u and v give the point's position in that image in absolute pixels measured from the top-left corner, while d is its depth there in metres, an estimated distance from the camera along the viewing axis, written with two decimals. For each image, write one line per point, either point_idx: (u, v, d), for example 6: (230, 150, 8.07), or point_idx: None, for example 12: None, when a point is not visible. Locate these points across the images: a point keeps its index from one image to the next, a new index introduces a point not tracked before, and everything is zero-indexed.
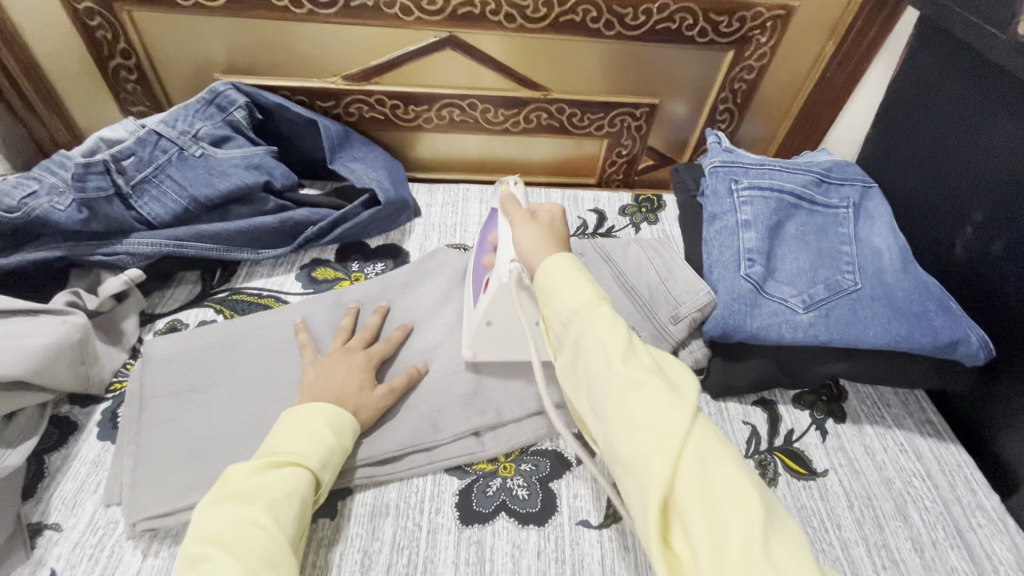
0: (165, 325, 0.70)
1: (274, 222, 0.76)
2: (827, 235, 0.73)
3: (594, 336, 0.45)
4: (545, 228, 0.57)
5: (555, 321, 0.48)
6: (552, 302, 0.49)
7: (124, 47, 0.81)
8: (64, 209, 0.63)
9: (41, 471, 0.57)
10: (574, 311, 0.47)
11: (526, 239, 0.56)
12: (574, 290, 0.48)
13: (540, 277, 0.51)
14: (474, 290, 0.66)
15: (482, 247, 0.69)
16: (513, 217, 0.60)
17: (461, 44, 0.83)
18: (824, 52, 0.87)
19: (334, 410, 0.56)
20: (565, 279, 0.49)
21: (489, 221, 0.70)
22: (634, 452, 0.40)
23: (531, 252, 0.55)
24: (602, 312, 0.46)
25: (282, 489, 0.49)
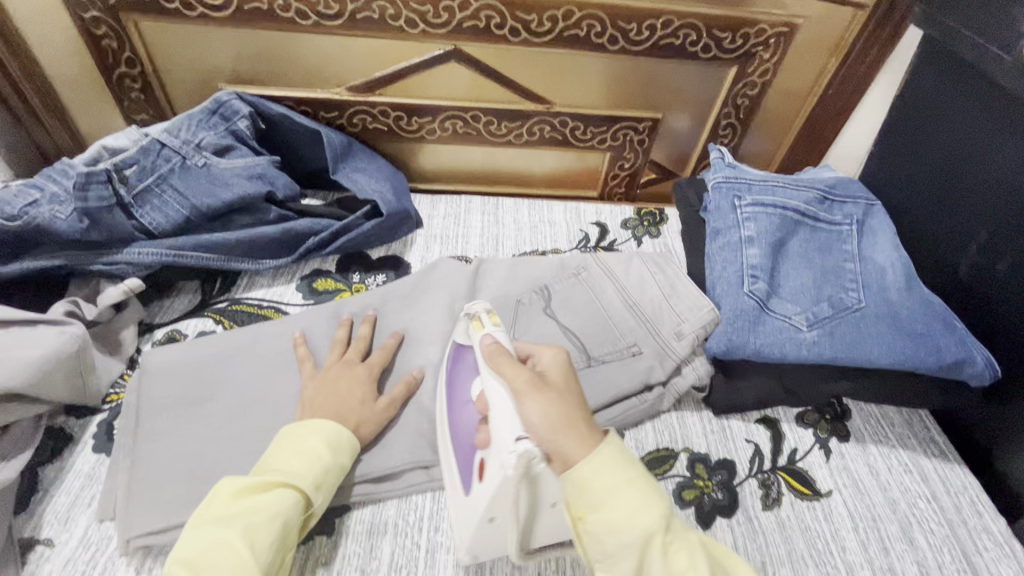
0: (163, 335, 0.70)
1: (275, 233, 0.76)
2: (831, 253, 0.73)
3: (667, 567, 0.41)
4: (558, 395, 0.48)
5: (609, 544, 0.42)
6: (600, 518, 0.43)
7: (130, 56, 0.81)
8: (65, 218, 0.63)
9: (34, 485, 0.56)
10: (638, 540, 0.42)
11: (534, 409, 0.46)
12: (634, 509, 0.42)
13: (571, 480, 0.44)
14: (461, 471, 0.54)
15: (459, 408, 0.57)
16: (510, 380, 0.49)
17: (466, 57, 0.83)
18: (827, 69, 0.87)
19: (335, 430, 0.55)
20: (614, 484, 0.43)
21: (457, 359, 0.61)
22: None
23: (549, 431, 0.45)
24: (669, 535, 0.42)
25: (266, 510, 0.48)
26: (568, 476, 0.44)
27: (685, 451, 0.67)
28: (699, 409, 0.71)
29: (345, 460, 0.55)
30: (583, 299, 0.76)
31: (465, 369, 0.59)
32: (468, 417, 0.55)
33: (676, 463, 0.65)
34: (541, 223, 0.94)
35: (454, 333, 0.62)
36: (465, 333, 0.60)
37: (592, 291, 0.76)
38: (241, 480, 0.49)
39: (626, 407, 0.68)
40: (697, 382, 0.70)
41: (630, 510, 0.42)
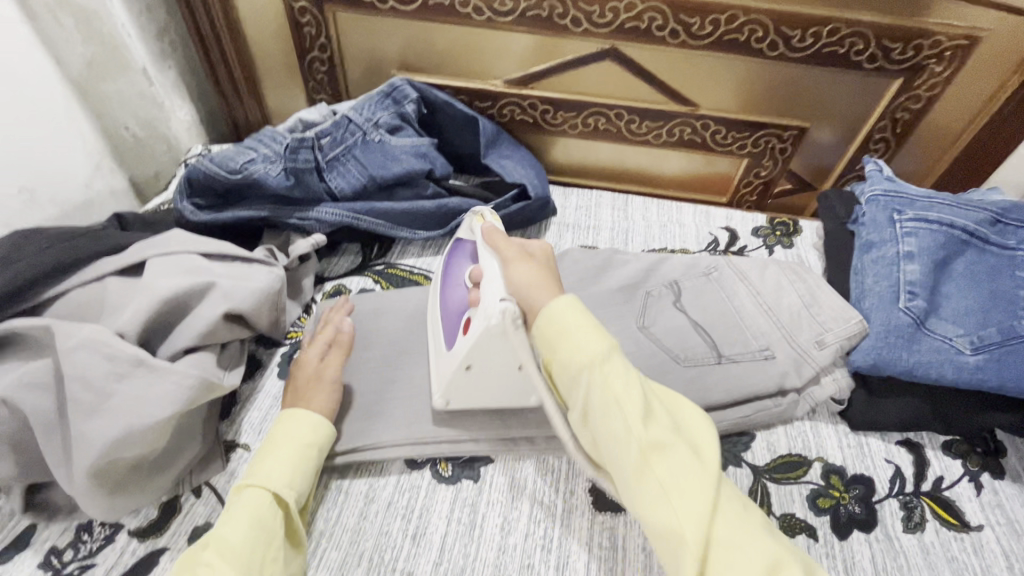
0: (332, 288, 0.79)
1: (432, 207, 0.83)
2: (1003, 277, 0.68)
3: (610, 391, 0.47)
4: (542, 267, 0.57)
5: (565, 366, 0.49)
6: (560, 357, 0.49)
7: (323, 42, 0.92)
8: (276, 176, 0.73)
9: (234, 398, 0.66)
10: (589, 363, 0.48)
11: (520, 272, 0.55)
12: (585, 343, 0.49)
13: (541, 324, 0.51)
14: (448, 334, 0.62)
15: (451, 284, 0.66)
16: (503, 253, 0.58)
17: (621, 56, 0.86)
18: (1006, 87, 0.81)
19: (292, 420, 0.57)
20: (571, 326, 0.50)
21: (454, 250, 0.68)
22: (667, 506, 0.43)
23: (525, 289, 0.54)
24: (614, 365, 0.48)
25: (232, 515, 0.49)
26: (542, 315, 0.51)
27: (819, 460, 0.66)
28: (833, 421, 0.69)
29: (310, 439, 0.56)
30: (714, 299, 0.76)
31: (461, 257, 0.67)
32: (457, 292, 0.64)
33: (810, 470, 0.65)
34: (670, 222, 0.95)
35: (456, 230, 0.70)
36: (465, 228, 0.67)
37: (724, 292, 0.77)
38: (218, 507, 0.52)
39: (759, 407, 0.68)
40: (837, 393, 0.68)
41: (583, 345, 0.48)
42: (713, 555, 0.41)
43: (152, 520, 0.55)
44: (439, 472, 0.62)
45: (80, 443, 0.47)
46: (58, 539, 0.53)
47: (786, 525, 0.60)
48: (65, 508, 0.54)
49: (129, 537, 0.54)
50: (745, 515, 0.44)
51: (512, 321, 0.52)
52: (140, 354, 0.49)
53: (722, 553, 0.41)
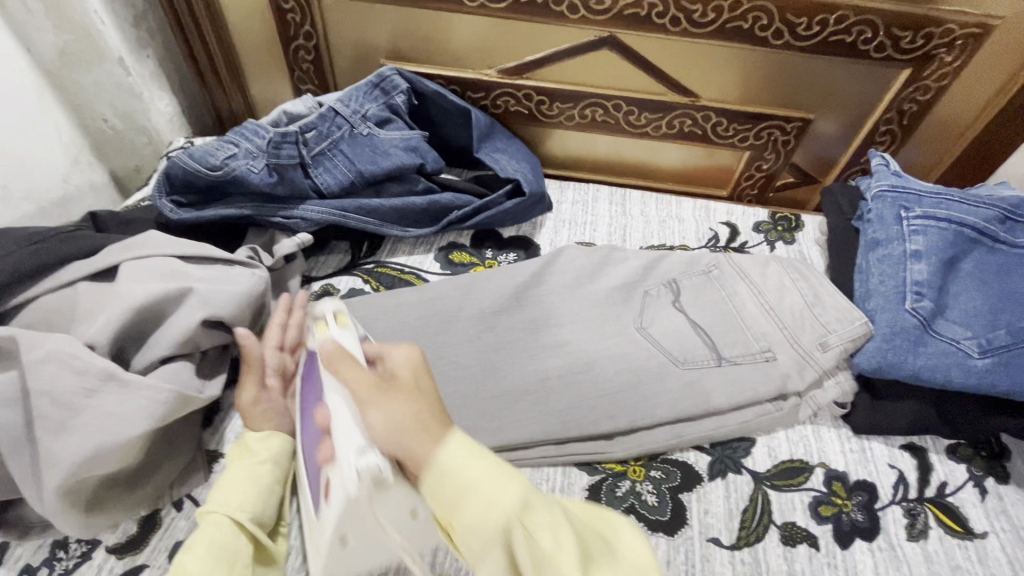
0: (319, 288, 0.76)
1: (422, 204, 0.80)
2: (1012, 277, 0.66)
3: (544, 550, 0.35)
4: (405, 393, 0.43)
5: (474, 531, 0.35)
6: (462, 517, 0.35)
7: (308, 30, 0.88)
8: (258, 172, 0.70)
9: (217, 405, 0.63)
10: (505, 526, 0.35)
11: (380, 415, 0.41)
12: (492, 499, 0.35)
13: (434, 476, 0.37)
14: (313, 492, 0.49)
15: (308, 422, 0.53)
16: (355, 385, 0.45)
17: (619, 45, 0.83)
18: (1017, 77, 0.79)
19: (244, 438, 0.55)
20: (471, 473, 0.36)
21: (309, 369, 0.56)
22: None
23: (391, 437, 0.40)
24: (536, 516, 0.35)
25: (186, 545, 0.47)
26: (428, 469, 0.37)
27: (821, 466, 0.64)
28: (835, 425, 0.68)
29: (264, 454, 0.54)
30: (715, 299, 0.74)
31: (314, 380, 0.54)
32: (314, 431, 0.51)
33: (812, 477, 0.63)
34: (669, 218, 0.93)
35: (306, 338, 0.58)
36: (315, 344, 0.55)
37: (725, 292, 0.74)
38: None
39: (759, 412, 0.66)
40: (839, 397, 0.66)
41: (493, 497, 0.35)
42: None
43: (131, 535, 0.53)
44: None
45: (48, 463, 0.45)
46: (33, 556, 0.52)
47: (787, 534, 0.58)
48: (38, 525, 0.52)
49: (107, 554, 0.52)
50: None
51: (371, 481, 0.40)
52: (110, 367, 0.47)
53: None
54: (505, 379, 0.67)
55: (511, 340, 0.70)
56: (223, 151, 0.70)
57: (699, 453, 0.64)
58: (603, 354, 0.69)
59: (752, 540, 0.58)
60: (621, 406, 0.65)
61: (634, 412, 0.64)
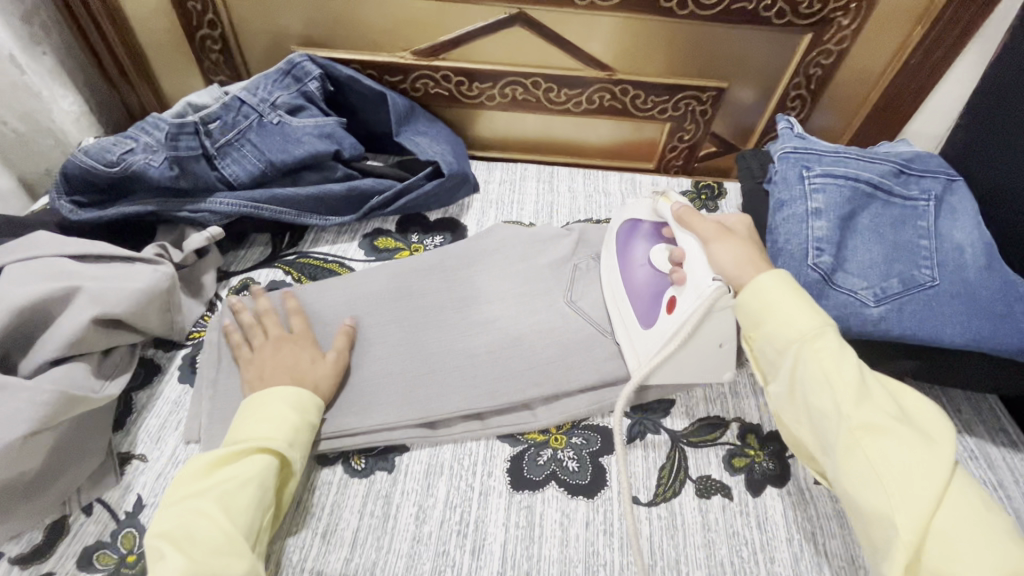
0: (238, 282, 0.75)
1: (341, 190, 0.79)
2: (905, 228, 0.69)
3: (824, 371, 0.46)
4: (743, 241, 0.57)
5: (775, 344, 0.49)
6: (768, 329, 0.50)
7: (212, 18, 0.85)
8: (157, 165, 0.68)
9: (129, 407, 0.62)
10: (801, 338, 0.48)
11: (723, 252, 0.56)
12: (796, 319, 0.49)
13: (748, 295, 0.52)
14: (645, 310, 0.64)
15: (632, 265, 0.68)
16: (700, 231, 0.60)
17: (531, 21, 0.83)
18: (910, 40, 0.82)
19: (290, 391, 0.56)
20: (782, 304, 0.50)
21: (631, 232, 0.70)
22: (874, 493, 0.42)
23: (736, 264, 0.55)
24: (828, 346, 0.47)
25: (241, 475, 0.49)
26: (750, 288, 0.52)
27: (737, 420, 0.66)
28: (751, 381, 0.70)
29: (312, 419, 0.57)
30: None
31: (641, 239, 0.68)
32: (645, 272, 0.66)
33: (726, 432, 0.65)
34: (596, 192, 0.94)
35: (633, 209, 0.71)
36: (648, 210, 0.69)
37: None
38: (212, 453, 0.51)
39: None
40: None
41: (791, 322, 0.49)
42: (937, 544, 0.39)
43: (36, 544, 0.52)
44: (352, 466, 0.60)
45: None
46: None
47: (702, 487, 0.60)
48: None
49: (9, 565, 0.51)
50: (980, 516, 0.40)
51: (718, 298, 0.55)
52: None
53: (944, 539, 0.39)
54: (429, 356, 0.66)
55: (433, 319, 0.70)
56: (116, 150, 0.67)
57: (620, 417, 0.66)
58: (530, 329, 0.69)
59: (669, 495, 0.59)
60: (545, 374, 0.65)
61: (559, 380, 0.65)
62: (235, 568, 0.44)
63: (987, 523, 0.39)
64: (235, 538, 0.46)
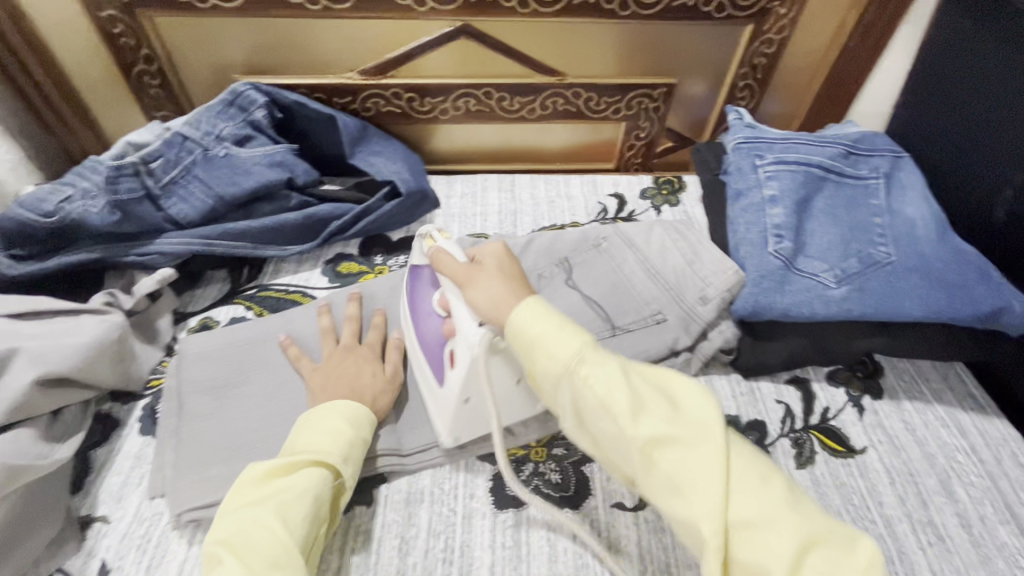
0: (197, 323, 0.72)
1: (298, 219, 0.77)
2: (858, 208, 0.71)
3: (597, 395, 0.45)
4: (506, 276, 0.53)
5: (546, 375, 0.47)
6: (539, 369, 0.47)
7: (146, 53, 0.82)
8: (98, 212, 0.65)
9: (87, 467, 0.59)
10: (565, 372, 0.46)
11: (484, 291, 0.51)
12: (555, 352, 0.46)
13: (510, 337, 0.49)
14: (435, 369, 0.58)
15: (421, 317, 0.61)
16: (458, 275, 0.54)
17: (476, 33, 0.83)
18: (847, 21, 0.84)
19: (351, 407, 0.55)
20: (539, 335, 0.47)
21: (416, 279, 0.64)
22: (679, 504, 0.41)
23: (492, 304, 0.50)
24: (591, 367, 0.46)
25: (295, 490, 0.48)
26: (509, 329, 0.49)
27: None
28: (726, 372, 0.70)
29: (367, 434, 0.55)
30: (604, 273, 0.74)
31: (426, 286, 0.62)
32: (431, 322, 0.60)
33: None
34: (558, 198, 0.93)
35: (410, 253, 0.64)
36: (419, 253, 0.62)
37: (612, 263, 0.75)
38: (266, 463, 0.50)
39: None
40: (724, 345, 0.69)
41: (555, 357, 0.46)
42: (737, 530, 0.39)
43: None
44: None
45: None
46: None
47: None
48: None
49: None
50: (761, 480, 0.41)
51: (489, 344, 0.51)
52: None
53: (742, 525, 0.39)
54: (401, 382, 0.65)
55: None
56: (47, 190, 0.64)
57: None
58: None
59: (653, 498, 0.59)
60: None
61: None
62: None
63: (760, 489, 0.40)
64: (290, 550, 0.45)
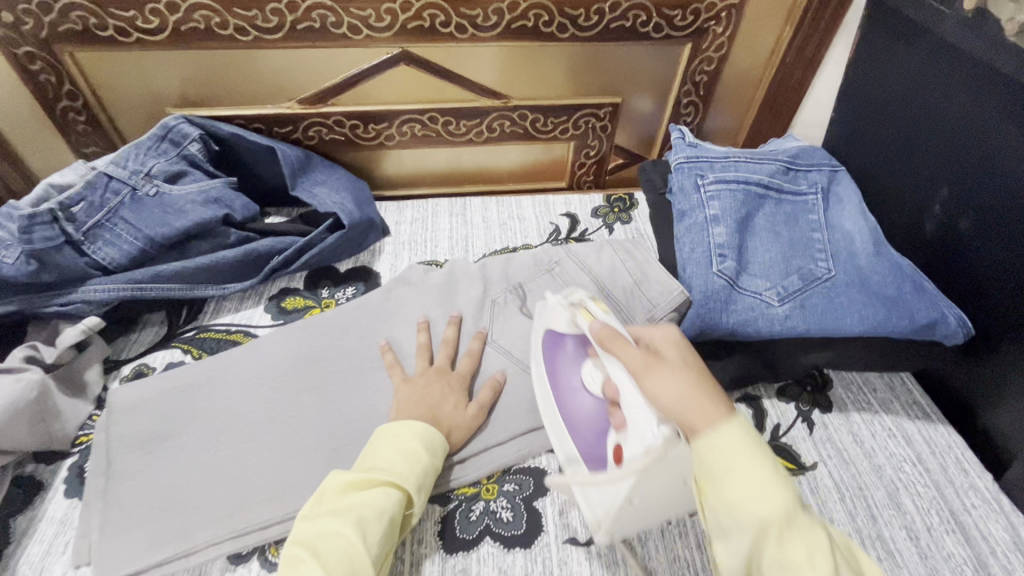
0: (131, 371, 0.69)
1: (236, 256, 0.75)
2: (797, 224, 0.72)
3: (792, 561, 0.36)
4: (680, 366, 0.45)
5: (734, 517, 0.38)
6: (725, 497, 0.38)
7: (70, 89, 0.79)
8: (12, 262, 0.61)
9: (6, 537, 0.55)
10: (765, 522, 0.37)
11: (664, 385, 0.43)
12: (764, 493, 0.37)
13: (701, 454, 0.39)
14: (590, 455, 0.54)
15: (574, 392, 0.58)
16: (625, 359, 0.47)
17: (416, 59, 0.82)
18: (783, 37, 0.86)
19: (426, 429, 0.56)
20: (742, 470, 0.38)
21: (555, 348, 0.61)
22: (738, 529, 0.38)
23: (676, 400, 0.42)
24: (796, 528, 0.37)
25: (373, 507, 0.49)
26: (699, 441, 0.40)
27: None
28: None
29: (438, 462, 0.56)
30: None
31: (575, 362, 0.59)
32: (592, 401, 0.56)
33: None
34: (510, 219, 0.92)
35: (551, 315, 0.62)
36: (567, 321, 0.59)
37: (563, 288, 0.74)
38: (348, 474, 0.51)
39: None
40: None
41: (762, 497, 0.37)
42: None
43: None
44: (269, 558, 0.54)
45: None
46: None
47: None
48: None
49: None
50: None
51: (670, 449, 0.42)
52: None
53: None
54: (348, 426, 0.62)
55: (350, 382, 0.66)
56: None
57: (551, 453, 0.64)
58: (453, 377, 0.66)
59: None
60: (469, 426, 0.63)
61: (485, 431, 0.63)
62: None
63: None
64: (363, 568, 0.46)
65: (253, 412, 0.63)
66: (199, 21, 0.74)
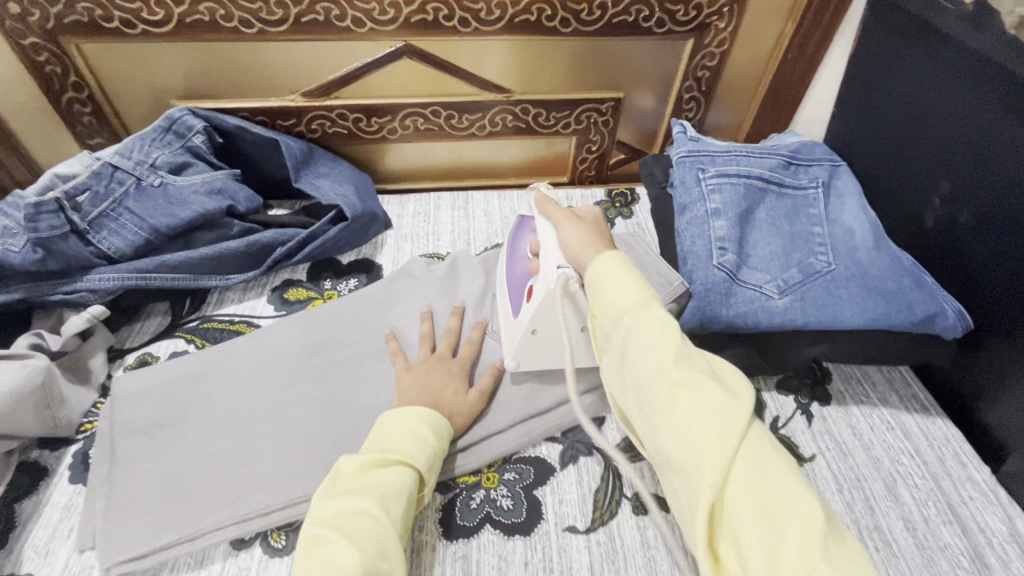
0: (135, 359, 0.69)
1: (239, 246, 0.75)
2: (798, 218, 0.72)
3: (648, 335, 0.43)
4: (592, 228, 0.57)
5: (605, 312, 0.47)
6: (603, 301, 0.47)
7: (75, 80, 0.79)
8: (18, 250, 0.62)
9: (12, 521, 0.55)
10: (628, 307, 0.45)
11: (571, 236, 0.56)
12: (622, 287, 0.46)
13: (591, 277, 0.49)
14: (513, 301, 0.65)
15: (517, 259, 0.68)
16: (554, 218, 0.59)
17: (418, 52, 0.82)
18: (785, 33, 0.86)
19: (433, 415, 0.57)
20: (614, 279, 0.48)
21: (519, 228, 0.71)
22: (614, 323, 0.46)
23: (576, 248, 0.54)
24: (655, 313, 0.44)
25: (392, 486, 0.50)
26: (589, 269, 0.50)
27: None
28: None
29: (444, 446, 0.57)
30: None
31: (525, 231, 0.69)
32: (525, 264, 0.65)
33: None
34: (511, 213, 0.92)
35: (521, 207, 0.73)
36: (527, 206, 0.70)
37: None
38: (362, 456, 0.52)
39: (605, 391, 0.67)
40: None
41: (623, 291, 0.46)
42: (732, 500, 0.36)
43: None
44: (271, 544, 0.55)
45: None
46: None
47: (638, 503, 0.59)
48: None
49: None
50: (780, 466, 0.37)
51: (566, 286, 0.55)
52: None
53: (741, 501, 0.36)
54: (349, 415, 0.63)
55: (353, 372, 0.66)
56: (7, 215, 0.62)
57: (551, 444, 0.64)
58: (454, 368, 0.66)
59: (606, 519, 0.58)
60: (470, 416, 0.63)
61: (486, 420, 0.63)
62: (392, 571, 0.46)
63: (770, 473, 0.36)
64: (390, 544, 0.47)
65: (256, 401, 0.63)
66: (204, 13, 0.75)
